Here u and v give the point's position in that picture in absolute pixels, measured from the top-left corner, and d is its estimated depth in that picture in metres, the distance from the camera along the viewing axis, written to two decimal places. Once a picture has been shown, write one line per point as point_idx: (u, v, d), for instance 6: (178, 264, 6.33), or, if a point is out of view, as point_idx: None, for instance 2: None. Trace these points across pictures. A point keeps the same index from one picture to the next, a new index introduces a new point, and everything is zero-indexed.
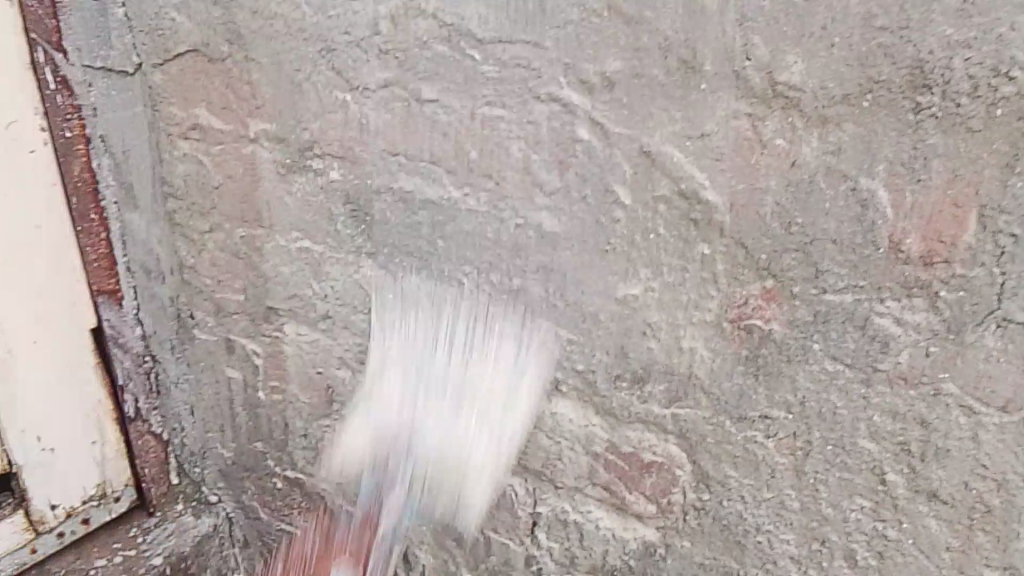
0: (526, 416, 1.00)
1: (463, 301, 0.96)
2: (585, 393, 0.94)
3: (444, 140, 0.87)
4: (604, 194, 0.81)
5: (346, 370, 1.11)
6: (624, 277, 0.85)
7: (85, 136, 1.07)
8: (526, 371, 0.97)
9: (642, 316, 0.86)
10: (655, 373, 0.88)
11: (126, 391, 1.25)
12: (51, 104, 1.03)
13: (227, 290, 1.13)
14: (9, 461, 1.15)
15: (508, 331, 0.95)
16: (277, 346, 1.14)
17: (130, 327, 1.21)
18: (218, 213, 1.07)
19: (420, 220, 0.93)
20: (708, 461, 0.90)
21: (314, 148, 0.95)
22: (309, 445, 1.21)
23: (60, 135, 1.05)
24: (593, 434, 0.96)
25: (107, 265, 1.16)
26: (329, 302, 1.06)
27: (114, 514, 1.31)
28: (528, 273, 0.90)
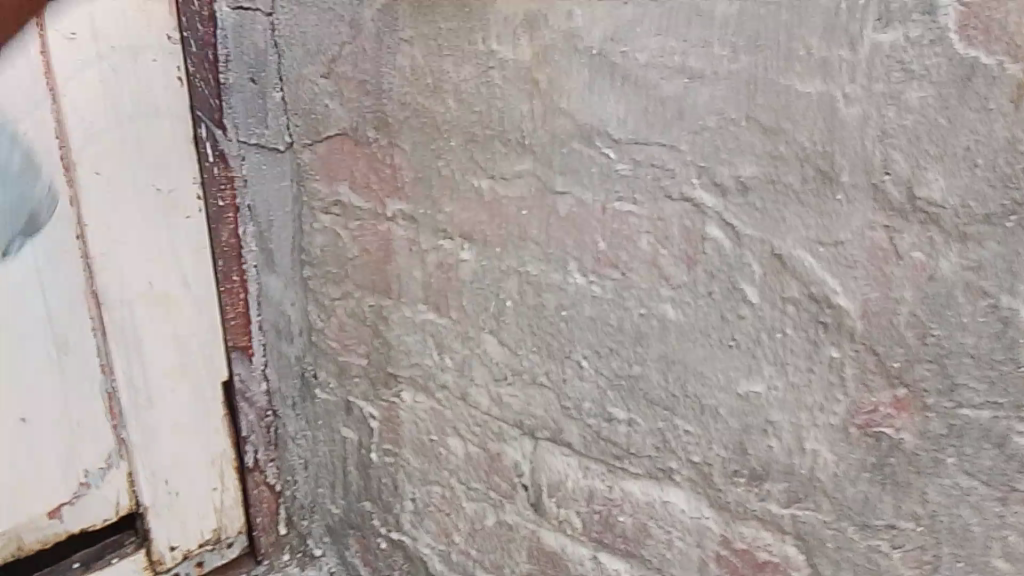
0: (637, 503, 1.00)
1: (581, 383, 0.97)
2: (699, 485, 0.94)
3: (573, 230, 0.89)
4: (731, 292, 0.82)
5: (459, 440, 1.14)
6: (746, 373, 0.85)
7: (236, 206, 1.14)
8: (639, 457, 0.97)
9: (763, 414, 0.86)
10: (775, 472, 0.87)
11: (247, 442, 1.30)
12: (210, 176, 1.11)
13: (351, 354, 1.18)
14: (137, 501, 1.23)
15: (623, 416, 0.96)
16: (393, 412, 1.19)
17: (257, 382, 1.26)
18: (349, 282, 1.12)
19: (545, 302, 0.95)
20: (827, 565, 0.88)
21: (448, 229, 0.99)
22: (417, 509, 1.24)
23: (215, 203, 1.13)
24: (705, 525, 0.95)
25: (242, 322, 1.22)
26: (449, 374, 1.09)
27: (227, 557, 1.36)
28: (649, 361, 0.90)
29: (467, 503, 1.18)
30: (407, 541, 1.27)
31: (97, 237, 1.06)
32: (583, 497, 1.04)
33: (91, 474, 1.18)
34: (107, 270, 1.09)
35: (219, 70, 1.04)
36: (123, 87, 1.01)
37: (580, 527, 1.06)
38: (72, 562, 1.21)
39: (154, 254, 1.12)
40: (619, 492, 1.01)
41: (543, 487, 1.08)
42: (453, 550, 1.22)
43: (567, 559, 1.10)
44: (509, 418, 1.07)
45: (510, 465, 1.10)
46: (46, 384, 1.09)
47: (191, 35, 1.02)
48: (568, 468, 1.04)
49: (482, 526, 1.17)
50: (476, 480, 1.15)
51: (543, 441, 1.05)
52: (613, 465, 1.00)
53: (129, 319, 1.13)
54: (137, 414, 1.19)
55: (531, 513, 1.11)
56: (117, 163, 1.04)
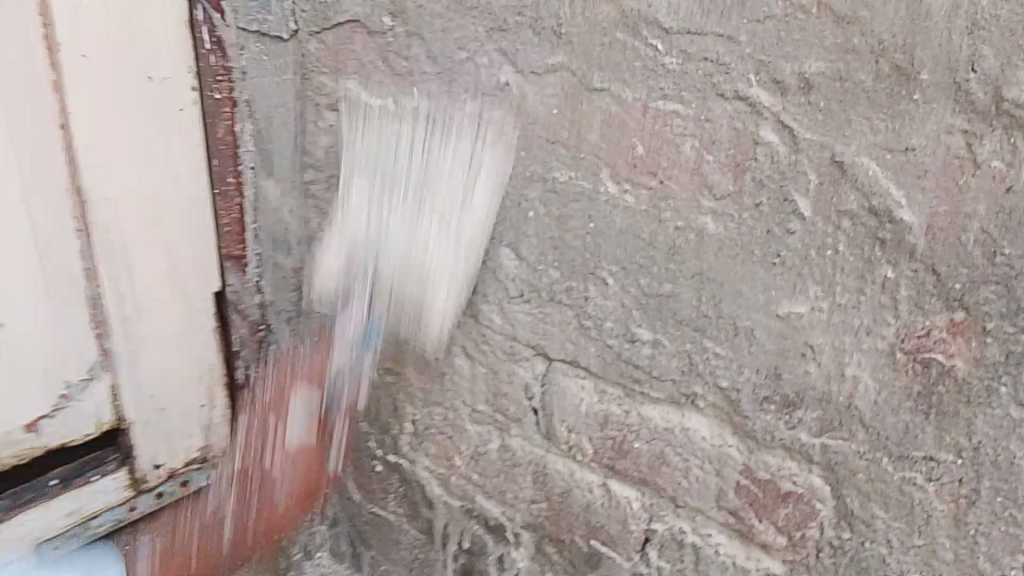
0: (654, 429, 0.95)
1: (605, 301, 0.92)
2: (723, 411, 0.89)
3: (609, 133, 0.83)
4: (782, 204, 0.76)
5: (466, 359, 1.09)
6: (789, 293, 0.79)
7: (231, 100, 1.08)
8: (661, 381, 0.92)
9: (803, 337, 0.81)
10: (810, 399, 0.83)
11: (238, 356, 1.25)
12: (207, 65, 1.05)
13: (354, 266, 1.12)
14: (121, 418, 1.16)
15: (648, 337, 0.90)
16: (396, 327, 1.13)
17: (251, 295, 1.22)
18: (356, 188, 1.05)
19: (570, 212, 0.89)
20: (856, 498, 0.84)
21: (468, 130, 0.92)
22: (416, 431, 1.19)
23: (212, 98, 1.07)
24: (727, 454, 0.91)
25: (237, 232, 1.17)
26: (459, 289, 1.03)
27: (216, 477, 1.32)
28: (681, 279, 0.85)
29: (471, 425, 1.13)
30: (405, 462, 1.23)
31: (80, 128, 0.98)
32: (596, 421, 1.00)
33: (74, 387, 1.10)
34: (91, 163, 1.00)
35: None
36: None
37: (591, 453, 1.02)
38: (52, 478, 1.14)
39: (143, 151, 1.04)
40: (636, 417, 0.96)
41: (554, 410, 1.03)
42: (452, 473, 1.18)
43: (575, 486, 1.05)
44: (523, 337, 1.01)
45: (520, 386, 1.05)
46: (27, 288, 1.01)
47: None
48: (582, 390, 0.99)
49: (486, 450, 1.13)
50: (483, 402, 1.10)
51: (557, 361, 1.00)
52: (631, 388, 0.95)
53: (114, 220, 1.05)
54: (122, 324, 1.11)
55: (539, 437, 1.06)
56: (105, 48, 0.96)
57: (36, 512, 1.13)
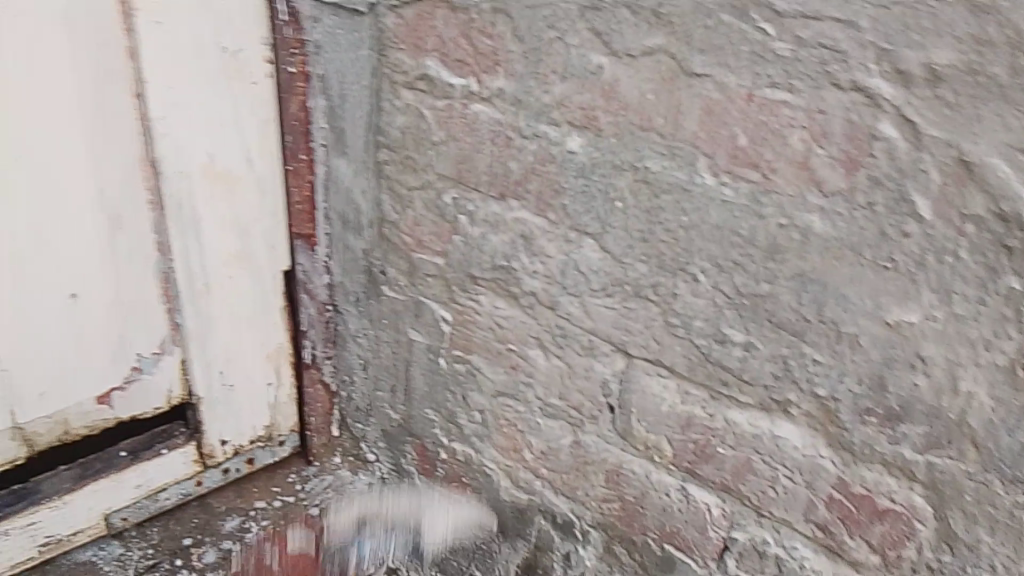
0: (741, 434, 0.90)
1: (694, 299, 0.87)
2: (817, 420, 0.84)
3: (708, 122, 0.77)
4: (898, 203, 0.70)
5: (539, 353, 1.05)
6: (900, 300, 0.73)
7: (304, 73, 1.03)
8: (752, 385, 0.87)
9: (912, 347, 0.74)
10: (915, 413, 0.77)
11: (306, 338, 1.22)
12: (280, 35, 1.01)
13: (426, 252, 1.08)
14: (189, 392, 1.15)
15: (739, 339, 0.85)
16: (466, 316, 1.09)
17: (319, 274, 1.17)
18: (430, 171, 1.02)
19: (660, 204, 0.84)
20: (959, 520, 0.78)
21: (552, 114, 0.87)
22: (485, 422, 1.16)
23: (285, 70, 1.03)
24: (819, 465, 0.86)
25: (308, 209, 1.12)
26: (536, 280, 0.99)
27: (279, 457, 1.30)
28: (781, 280, 0.79)
29: (542, 420, 1.09)
30: (473, 453, 1.20)
31: (154, 97, 0.96)
32: (676, 423, 0.95)
33: (144, 359, 1.09)
34: (166, 136, 0.98)
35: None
36: None
37: (671, 456, 0.98)
38: (119, 451, 1.14)
39: (218, 125, 1.02)
40: (721, 421, 0.91)
41: (632, 410, 0.99)
42: (521, 467, 1.15)
43: (652, 488, 1.01)
44: (601, 333, 0.97)
45: (596, 382, 1.01)
46: (98, 255, 1.00)
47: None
48: (663, 391, 0.95)
49: (557, 446, 1.09)
50: (555, 397, 1.06)
51: (637, 358, 0.96)
52: (717, 391, 0.90)
53: (187, 194, 1.03)
54: (193, 301, 1.10)
55: (614, 436, 1.03)
56: (179, 15, 0.94)
57: (103, 484, 1.12)
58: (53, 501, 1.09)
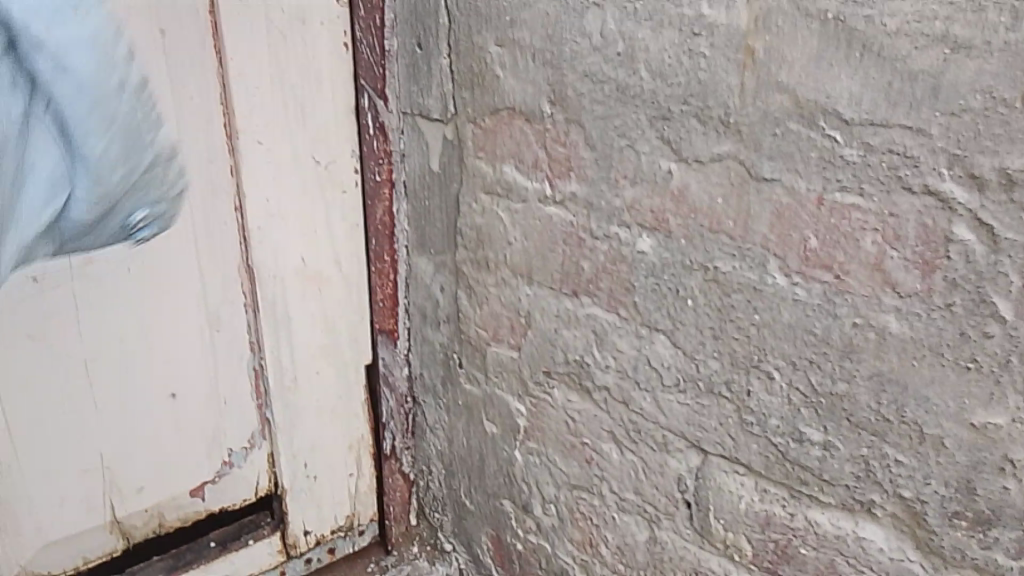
0: (824, 535, 0.88)
1: (769, 397, 0.87)
2: (903, 523, 0.82)
3: (779, 226, 0.78)
4: (977, 305, 0.69)
5: (614, 447, 1.05)
6: (984, 402, 0.72)
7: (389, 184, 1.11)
8: (833, 486, 0.85)
9: (1001, 450, 0.73)
10: (1007, 518, 0.74)
11: (385, 429, 1.27)
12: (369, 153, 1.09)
13: (501, 345, 1.11)
14: (275, 483, 1.20)
15: (817, 438, 0.84)
16: (540, 408, 1.11)
17: (399, 368, 1.23)
18: (506, 268, 1.05)
19: (732, 302, 0.85)
20: None
21: (624, 216, 0.90)
22: (559, 515, 1.16)
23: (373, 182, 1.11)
24: (909, 569, 0.83)
25: (390, 304, 1.19)
26: (610, 375, 1.01)
27: (359, 546, 1.34)
28: (859, 380, 0.79)
29: (618, 514, 1.09)
30: (548, 546, 1.19)
31: (253, 210, 1.03)
32: (756, 521, 0.94)
33: (235, 453, 1.15)
34: (263, 243, 1.06)
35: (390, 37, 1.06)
36: (291, 68, 1.00)
37: (751, 555, 0.96)
38: (208, 541, 1.18)
39: (309, 231, 1.09)
40: (802, 520, 0.90)
41: (710, 506, 0.98)
42: (597, 562, 1.14)
43: None
44: (675, 428, 0.97)
45: (671, 478, 1.01)
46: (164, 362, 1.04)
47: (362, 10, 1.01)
48: (741, 489, 0.94)
49: (634, 541, 1.09)
50: (631, 491, 1.06)
51: (713, 455, 0.95)
52: (797, 491, 0.89)
53: (280, 300, 1.10)
54: (282, 396, 1.16)
55: (693, 533, 1.02)
56: (276, 136, 1.02)
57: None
58: None
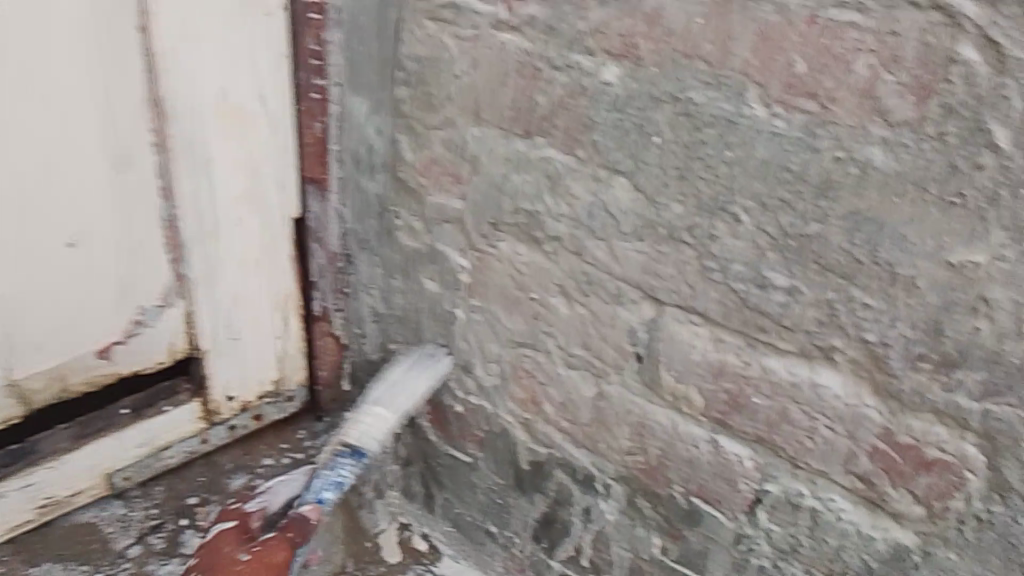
0: (778, 384, 0.87)
1: (732, 241, 0.82)
2: (863, 368, 0.80)
3: (763, 50, 0.72)
4: (973, 134, 0.66)
5: (562, 300, 1.01)
6: (966, 238, 0.69)
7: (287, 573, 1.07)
8: (794, 332, 0.83)
9: (976, 289, 0.71)
10: (974, 358, 0.73)
11: (316, 287, 1.21)
12: (273, 531, 1.10)
13: (443, 193, 1.04)
14: (192, 344, 1.14)
15: (782, 283, 0.81)
16: (484, 263, 1.05)
17: (332, 223, 1.15)
18: (451, 107, 0.96)
19: (703, 139, 0.79)
20: (1014, 469, 0.75)
21: (589, 43, 0.82)
22: (501, 373, 1.14)
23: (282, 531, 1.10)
24: (865, 415, 0.82)
25: (320, 151, 1.09)
26: (562, 223, 0.95)
27: (287, 413, 1.29)
28: (833, 220, 0.75)
29: (564, 371, 1.06)
30: (491, 406, 1.18)
31: (164, 35, 0.94)
32: (708, 372, 0.92)
33: (148, 312, 1.09)
34: (175, 76, 0.96)
35: (309, 505, 1.11)
36: None
37: (701, 406, 0.95)
38: (121, 407, 1.13)
39: (228, 60, 0.99)
40: (758, 369, 0.88)
41: (661, 358, 0.95)
42: (540, 418, 1.13)
43: (679, 440, 0.99)
44: (629, 278, 0.93)
45: (622, 331, 0.97)
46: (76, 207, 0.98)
47: (262, 521, 1.13)
48: (696, 339, 0.92)
49: (579, 396, 1.06)
50: (578, 346, 1.03)
51: (669, 306, 0.92)
52: (755, 338, 0.87)
53: (198, 142, 1.01)
54: (200, 249, 1.08)
55: (641, 387, 1.00)
56: None
57: (103, 442, 1.12)
58: (50, 460, 1.08)
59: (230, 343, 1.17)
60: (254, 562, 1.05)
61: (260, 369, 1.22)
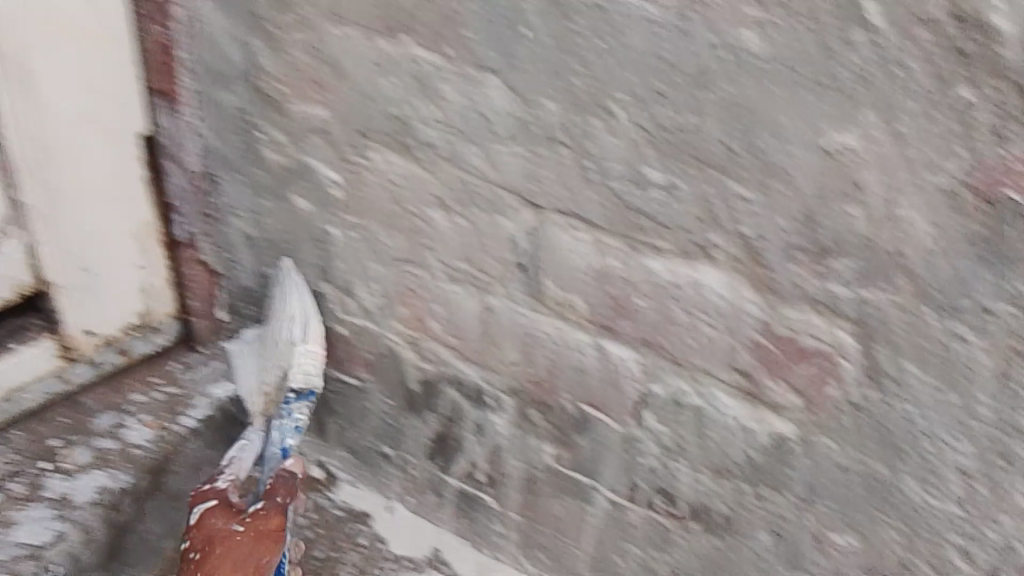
0: (660, 285, 0.86)
1: (609, 139, 0.80)
2: (742, 264, 0.80)
3: None
4: (845, 11, 0.64)
5: (441, 211, 0.96)
6: (838, 122, 0.68)
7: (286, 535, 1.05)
8: (673, 230, 0.82)
9: (851, 175, 0.70)
10: (846, 247, 0.73)
11: (177, 211, 1.14)
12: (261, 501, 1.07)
13: (306, 103, 0.97)
14: (40, 279, 1.08)
15: (660, 181, 0.79)
16: (356, 177, 1.00)
17: (189, 138, 1.08)
18: (310, 8, 0.89)
19: (575, 29, 0.75)
20: (886, 354, 0.77)
21: None
22: (383, 293, 1.09)
23: (271, 497, 1.07)
24: (745, 311, 0.83)
25: (166, 57, 1.02)
26: (435, 130, 0.90)
27: (156, 347, 1.24)
28: (708, 111, 0.73)
29: (448, 285, 1.02)
30: (376, 330, 1.14)
31: None
32: (591, 278, 0.90)
33: None
34: None
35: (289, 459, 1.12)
36: None
37: (586, 312, 0.94)
38: None
39: None
40: (641, 271, 0.87)
41: (544, 266, 0.93)
42: (427, 337, 1.10)
43: (567, 349, 0.98)
44: (507, 185, 0.89)
45: (504, 241, 0.94)
46: None
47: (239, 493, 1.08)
48: (579, 245, 0.89)
49: (464, 311, 1.03)
50: (460, 259, 0.99)
51: (549, 211, 0.88)
52: (636, 240, 0.85)
53: (24, 55, 0.95)
54: (37, 172, 1.01)
55: (526, 297, 0.97)
56: None
57: None
58: None
59: (83, 276, 1.11)
60: (253, 531, 1.03)
61: (123, 302, 1.17)
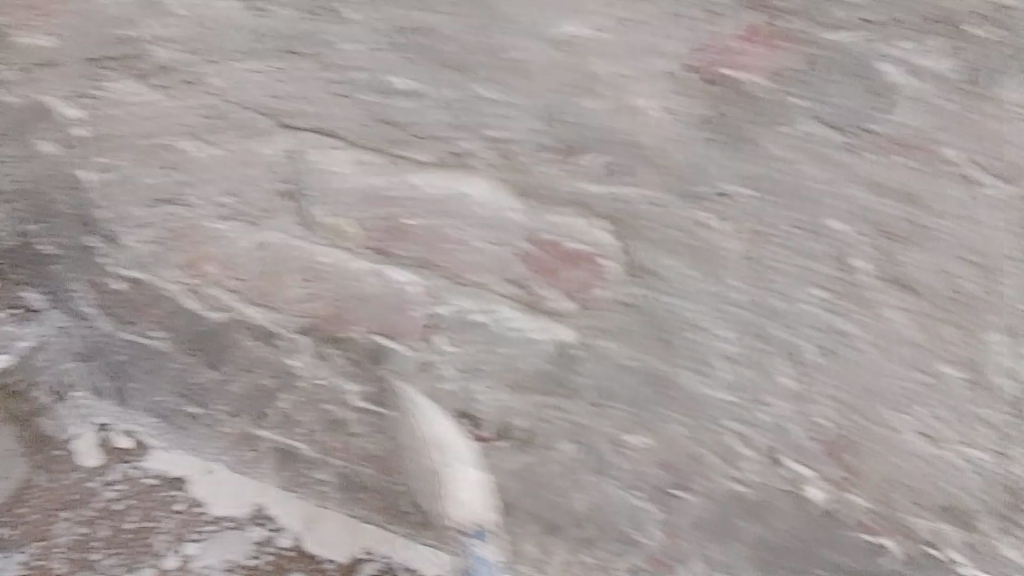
0: (425, 200, 0.83)
1: (348, 47, 0.75)
2: (499, 169, 0.77)
3: None
4: None
5: (195, 142, 0.89)
6: (563, 11, 0.66)
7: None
8: (426, 140, 0.78)
9: (582, 65, 0.68)
10: (592, 140, 0.72)
11: None
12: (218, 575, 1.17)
13: (33, 32, 0.88)
14: None
15: (406, 88, 0.76)
16: (99, 110, 0.91)
17: None
18: None
19: None
20: (642, 248, 0.78)
21: None
22: (153, 239, 1.01)
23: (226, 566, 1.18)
24: (510, 219, 0.81)
25: None
26: (170, 51, 0.83)
27: None
28: (439, 7, 0.70)
29: (218, 223, 0.96)
30: (153, 279, 1.06)
31: None
32: (356, 199, 0.86)
33: None
34: None
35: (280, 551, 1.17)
36: None
37: (358, 239, 0.89)
38: None
39: None
40: (404, 186, 0.82)
41: (307, 193, 0.88)
42: (207, 282, 1.03)
43: (346, 278, 0.94)
44: (255, 105, 0.83)
45: (264, 168, 0.88)
46: None
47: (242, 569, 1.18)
48: (338, 164, 0.84)
49: (239, 249, 0.97)
50: (223, 193, 0.92)
51: (302, 129, 0.83)
52: (393, 153, 0.81)
53: None
54: None
55: (297, 227, 0.92)
56: None
57: None
58: None
59: None
60: None
61: None
